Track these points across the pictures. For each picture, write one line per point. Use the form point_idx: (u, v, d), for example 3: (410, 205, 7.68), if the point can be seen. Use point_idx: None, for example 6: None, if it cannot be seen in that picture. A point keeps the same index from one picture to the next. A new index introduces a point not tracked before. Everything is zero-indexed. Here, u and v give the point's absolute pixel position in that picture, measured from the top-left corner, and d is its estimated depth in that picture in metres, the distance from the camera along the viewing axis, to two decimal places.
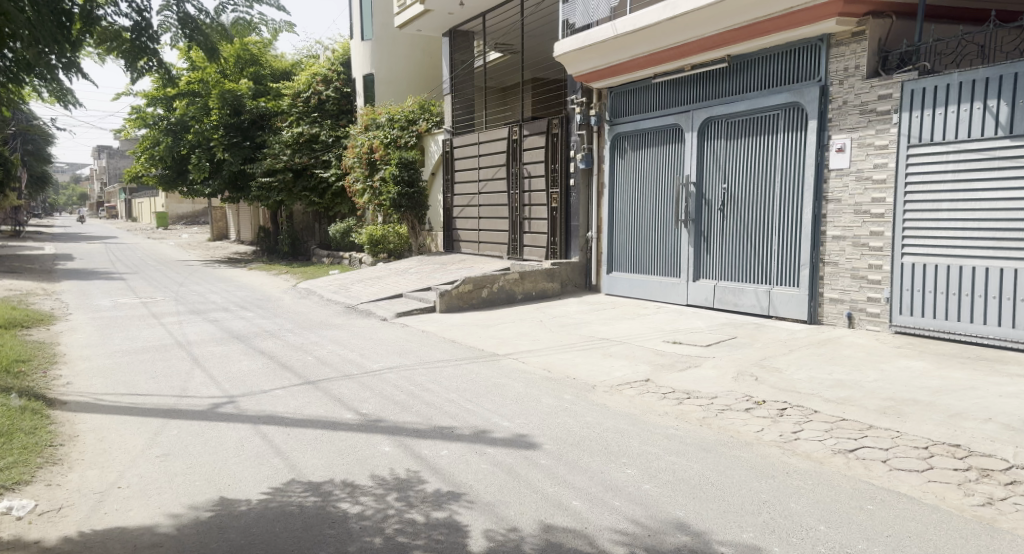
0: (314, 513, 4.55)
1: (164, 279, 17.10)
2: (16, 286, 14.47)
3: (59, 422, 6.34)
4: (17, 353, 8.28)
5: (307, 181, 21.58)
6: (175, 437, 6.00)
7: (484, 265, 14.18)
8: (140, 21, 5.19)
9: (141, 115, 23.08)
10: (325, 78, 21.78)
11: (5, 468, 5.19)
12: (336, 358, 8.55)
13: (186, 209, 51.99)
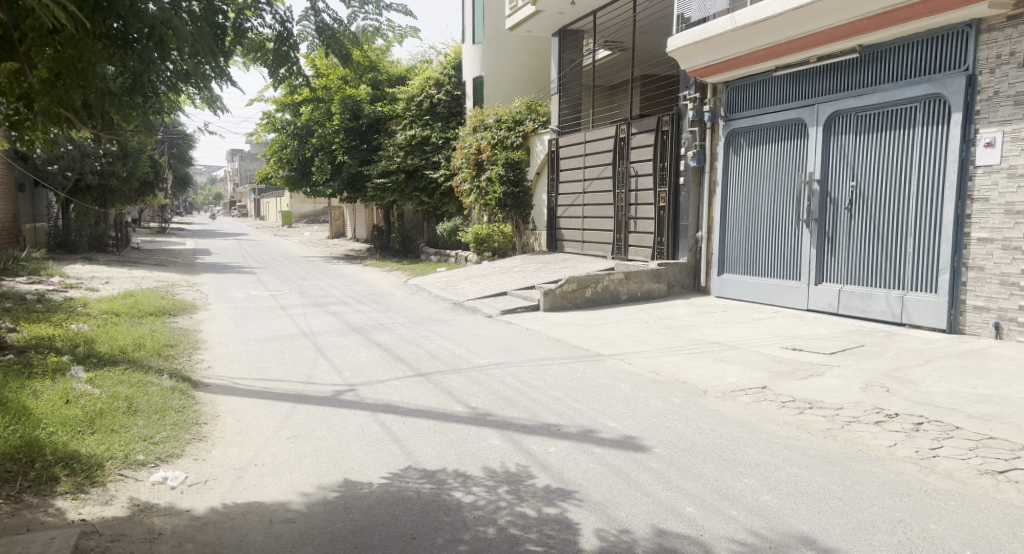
0: (431, 500, 4.78)
1: (289, 273, 18.09)
2: (164, 277, 15.71)
3: (203, 403, 6.89)
4: (167, 338, 9.05)
5: (419, 181, 22.28)
6: (303, 421, 6.42)
7: (589, 264, 14.23)
8: (283, 31, 5.64)
9: (271, 120, 24.49)
10: (438, 82, 22.31)
11: (158, 442, 5.70)
12: (446, 353, 8.86)
13: (308, 209, 54.51)
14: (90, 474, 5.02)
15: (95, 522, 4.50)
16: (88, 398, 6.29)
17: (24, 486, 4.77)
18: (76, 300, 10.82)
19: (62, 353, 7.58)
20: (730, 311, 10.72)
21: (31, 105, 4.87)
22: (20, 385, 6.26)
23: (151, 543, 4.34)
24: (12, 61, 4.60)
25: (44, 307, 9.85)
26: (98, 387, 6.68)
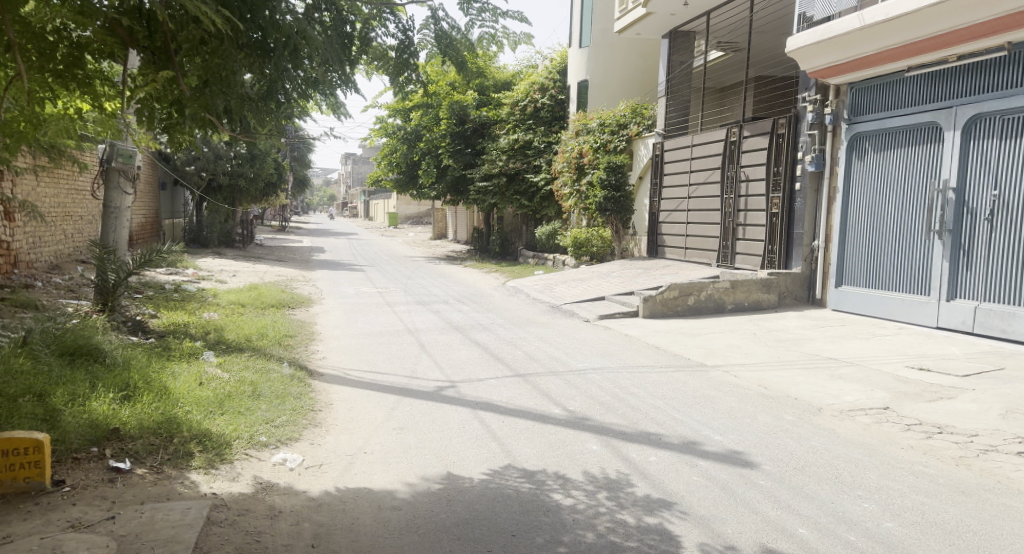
0: (529, 499, 4.90)
1: (395, 272, 18.68)
2: (283, 272, 16.61)
3: (318, 391, 7.28)
4: (286, 329, 9.61)
5: (519, 185, 22.58)
6: (407, 413, 6.70)
7: (692, 272, 14.04)
8: (405, 40, 5.90)
9: (383, 125, 25.32)
10: (542, 86, 22.53)
11: (279, 426, 6.09)
12: (543, 355, 8.99)
13: (413, 210, 55.88)
14: (220, 451, 5.36)
15: (224, 497, 4.78)
16: (219, 381, 6.76)
17: (164, 459, 5.10)
18: (207, 290, 11.60)
19: (195, 339, 8.20)
20: (847, 326, 10.36)
21: (182, 110, 5.25)
22: (161, 366, 6.83)
23: (272, 519, 4.60)
24: (167, 70, 4.95)
25: (179, 296, 10.61)
26: (227, 372, 7.19)
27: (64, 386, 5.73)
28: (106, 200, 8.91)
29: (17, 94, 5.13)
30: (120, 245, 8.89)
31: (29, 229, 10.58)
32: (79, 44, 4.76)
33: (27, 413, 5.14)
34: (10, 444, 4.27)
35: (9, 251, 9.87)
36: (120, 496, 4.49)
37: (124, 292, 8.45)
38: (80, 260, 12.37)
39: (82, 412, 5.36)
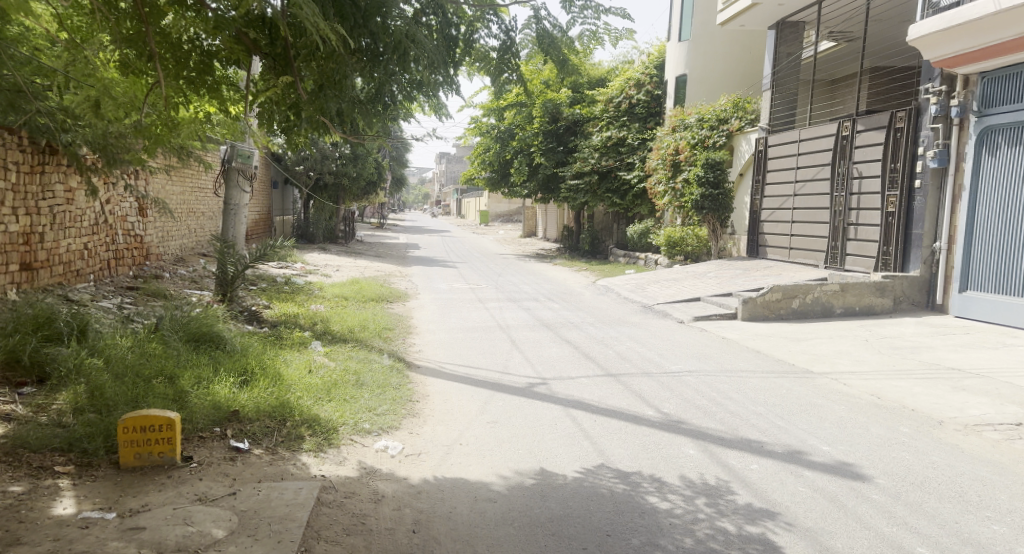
0: (625, 500, 4.91)
1: (487, 269, 18.97)
2: (380, 267, 17.16)
3: (415, 382, 7.53)
4: (385, 322, 9.96)
5: (612, 183, 22.50)
6: (500, 408, 6.83)
7: (794, 273, 13.68)
8: (507, 40, 6.05)
9: (477, 124, 25.65)
10: (638, 82, 22.23)
11: (380, 414, 6.33)
12: (635, 355, 8.97)
13: (503, 208, 56.36)
14: (328, 436, 5.64)
15: (331, 479, 4.99)
16: (326, 370, 7.12)
17: (279, 441, 5.42)
18: (313, 284, 12.13)
19: (304, 329, 8.63)
20: (971, 335, 9.87)
21: (299, 113, 5.54)
22: (274, 353, 7.24)
23: (375, 503, 4.74)
24: (287, 75, 5.23)
25: (289, 289, 11.15)
26: (333, 360, 7.58)
27: (190, 370, 6.17)
28: (227, 198, 9.48)
29: (155, 99, 5.54)
30: (239, 240, 9.46)
31: (158, 224, 11.34)
32: (207, 51, 5.11)
33: (159, 393, 5.56)
34: (146, 421, 4.63)
35: (141, 245, 10.62)
36: (240, 474, 4.79)
37: (241, 283, 9.00)
38: (201, 254, 13.18)
39: (206, 394, 5.76)
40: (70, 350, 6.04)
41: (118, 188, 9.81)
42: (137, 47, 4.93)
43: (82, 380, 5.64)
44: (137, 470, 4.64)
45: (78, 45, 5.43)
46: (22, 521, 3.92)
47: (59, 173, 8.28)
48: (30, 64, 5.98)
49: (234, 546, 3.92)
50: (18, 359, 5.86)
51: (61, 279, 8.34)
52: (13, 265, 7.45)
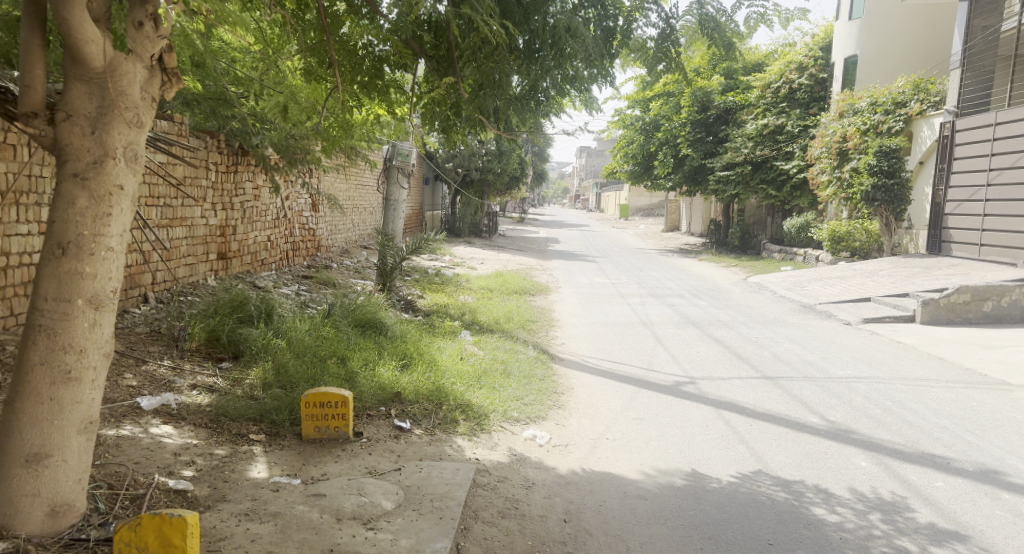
0: (787, 510, 4.67)
1: (631, 264, 18.88)
2: (523, 261, 17.49)
3: (560, 374, 7.66)
4: (529, 314, 10.16)
5: (766, 173, 21.70)
6: (647, 405, 6.73)
7: (986, 273, 12.68)
8: (666, 28, 5.82)
9: (622, 116, 25.53)
10: (800, 65, 21.18)
11: (528, 404, 6.48)
12: (795, 358, 8.62)
13: (644, 202, 55.62)
14: (480, 421, 5.85)
15: (485, 463, 5.18)
16: (476, 358, 7.44)
17: (436, 423, 5.73)
18: (462, 276, 12.58)
19: (454, 319, 9.02)
20: None
21: (458, 112, 5.77)
22: (429, 340, 7.63)
23: (527, 489, 4.85)
24: (450, 76, 5.48)
25: (440, 280, 11.64)
26: (482, 349, 7.90)
27: (358, 352, 6.71)
28: (388, 194, 10.10)
29: (333, 104, 6.11)
30: (398, 233, 10.05)
31: (328, 218, 12.14)
32: (377, 57, 5.51)
33: (333, 373, 6.10)
34: (323, 398, 5.10)
35: (314, 237, 11.45)
36: (403, 451, 5.12)
37: (398, 275, 9.54)
38: (364, 246, 13.99)
39: (372, 377, 6.20)
40: (259, 331, 6.71)
41: (295, 185, 10.62)
42: (320, 55, 5.48)
43: (269, 358, 6.27)
44: (316, 442, 5.13)
45: (273, 55, 6.04)
46: (225, 481, 4.41)
47: (250, 171, 9.14)
48: (230, 72, 6.84)
49: (402, 518, 4.18)
50: (218, 338, 6.58)
51: (250, 267, 9.30)
52: (211, 254, 8.35)
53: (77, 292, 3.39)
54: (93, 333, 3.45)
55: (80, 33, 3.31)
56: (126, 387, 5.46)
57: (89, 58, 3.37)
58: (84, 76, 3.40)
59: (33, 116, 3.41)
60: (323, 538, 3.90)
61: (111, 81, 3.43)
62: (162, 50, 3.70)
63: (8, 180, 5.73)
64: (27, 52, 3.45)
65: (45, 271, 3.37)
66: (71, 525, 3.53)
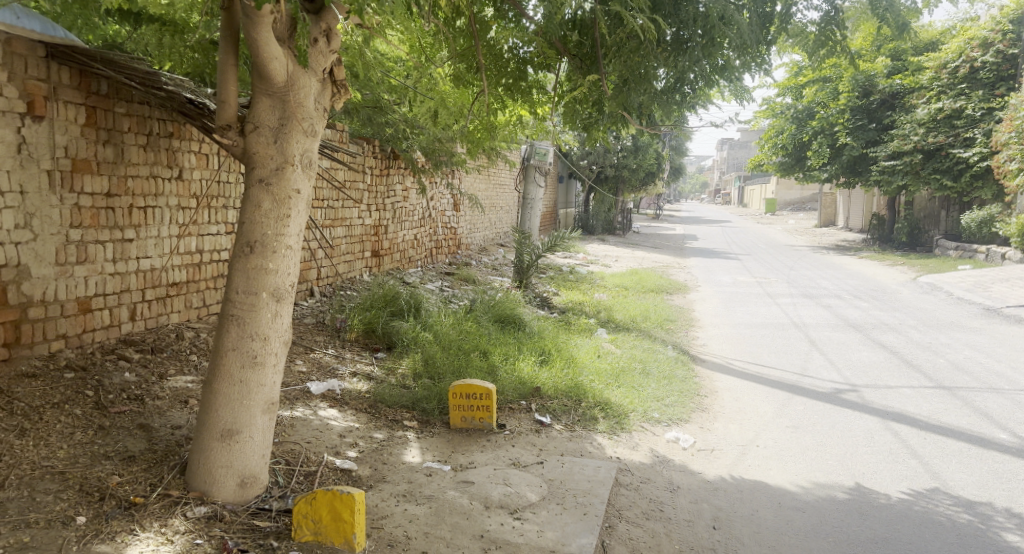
0: (972, 533, 4.35)
1: (780, 262, 18.17)
2: (661, 259, 17.24)
3: (702, 376, 7.46)
4: (668, 314, 9.99)
5: (941, 162, 19.33)
6: (801, 412, 6.42)
7: None
8: (830, 11, 5.44)
9: (770, 105, 24.46)
10: (985, 41, 18.22)
11: (670, 406, 6.35)
12: (976, 367, 7.93)
13: (794, 196, 52.94)
14: (619, 420, 5.85)
15: (626, 462, 5.17)
16: (613, 356, 7.44)
17: (576, 419, 5.80)
18: (597, 274, 12.64)
19: (590, 317, 9.09)
20: None
21: (601, 108, 5.71)
22: (567, 338, 7.74)
23: (671, 493, 4.82)
24: (593, 73, 5.48)
25: (574, 278, 11.78)
26: (620, 347, 7.90)
27: (499, 347, 6.95)
28: (525, 193, 10.33)
29: (478, 108, 6.45)
30: (535, 231, 10.24)
31: (468, 216, 12.53)
32: (522, 59, 5.69)
33: (477, 365, 6.36)
34: (470, 389, 5.39)
35: (455, 236, 11.89)
36: (545, 446, 5.25)
37: (534, 272, 9.73)
38: (500, 244, 14.33)
39: (512, 370, 6.42)
40: (409, 324, 7.13)
41: (438, 186, 11.05)
42: (468, 61, 5.74)
43: (418, 350, 6.68)
44: (464, 431, 5.41)
45: (424, 64, 6.64)
46: (384, 463, 4.77)
47: (400, 174, 9.73)
48: (386, 82, 7.34)
49: (546, 511, 4.33)
50: (374, 330, 7.09)
51: (399, 265, 9.86)
52: (366, 252, 8.98)
53: (262, 286, 3.83)
54: (275, 322, 3.89)
55: (266, 51, 3.66)
56: (297, 372, 6.00)
57: (273, 74, 3.74)
58: (269, 90, 3.79)
59: (227, 128, 3.83)
60: (473, 524, 4.11)
61: (290, 95, 3.81)
62: (333, 64, 4.07)
63: (203, 185, 6.38)
64: (224, 68, 3.87)
65: (236, 266, 3.83)
66: (257, 495, 4.00)
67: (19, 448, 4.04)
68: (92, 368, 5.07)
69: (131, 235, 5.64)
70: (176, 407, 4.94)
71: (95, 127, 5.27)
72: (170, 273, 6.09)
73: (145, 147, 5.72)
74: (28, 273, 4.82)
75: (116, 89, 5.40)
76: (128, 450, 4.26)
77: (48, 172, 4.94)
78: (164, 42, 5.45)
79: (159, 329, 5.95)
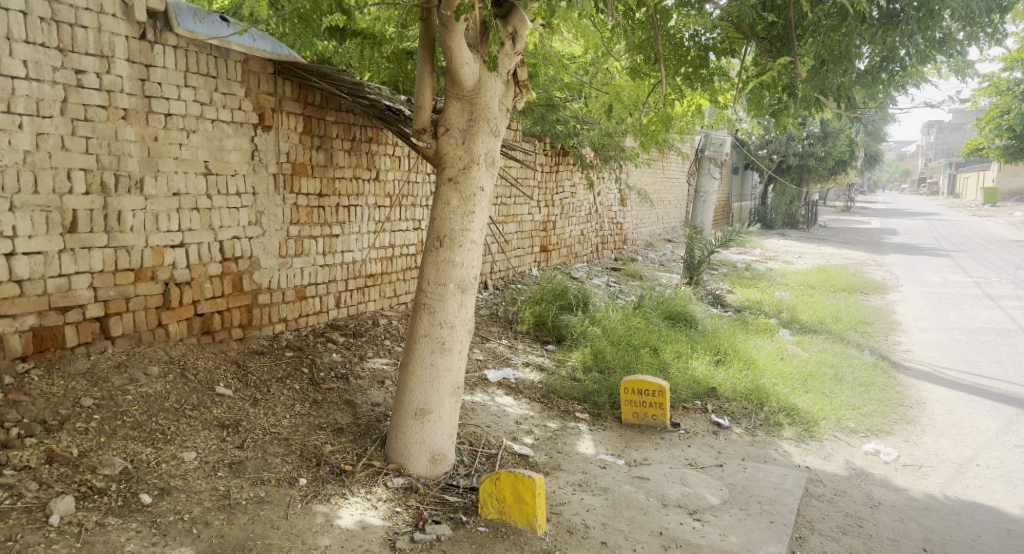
0: None
1: (997, 260, 16.26)
2: (852, 256, 16.10)
3: (907, 385, 6.75)
4: (866, 316, 9.22)
5: None
6: None
7: None
8: None
9: (993, 82, 20.69)
10: None
11: (868, 415, 5.86)
12: None
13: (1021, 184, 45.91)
14: (808, 428, 5.51)
15: (816, 472, 4.86)
16: (799, 359, 6.99)
17: (758, 423, 5.55)
18: (777, 272, 12.04)
19: (771, 317, 8.68)
20: None
21: (793, 93, 5.48)
22: (746, 338, 7.40)
23: (872, 509, 4.46)
24: (786, 56, 5.19)
25: (751, 275, 11.31)
26: (806, 350, 7.42)
27: (671, 345, 6.80)
28: (698, 185, 10.04)
29: (654, 99, 6.47)
30: (708, 226, 9.95)
31: (635, 211, 12.40)
32: (705, 45, 5.56)
33: (648, 362, 6.25)
34: (642, 385, 5.31)
35: (621, 231, 11.80)
36: (724, 449, 5.08)
37: (706, 268, 9.47)
38: (668, 239, 14.04)
39: (685, 369, 6.26)
40: (578, 318, 7.15)
41: (606, 181, 11.00)
42: (646, 52, 5.65)
43: (588, 344, 6.68)
44: (636, 427, 5.35)
45: (600, 59, 6.69)
46: (559, 452, 4.81)
47: (569, 170, 9.76)
48: (560, 79, 7.38)
49: (729, 515, 4.18)
50: (544, 323, 7.17)
51: (566, 260, 9.93)
52: (535, 247, 9.12)
53: (449, 277, 3.99)
54: (461, 312, 4.04)
55: (458, 58, 3.78)
56: (474, 360, 6.21)
57: (465, 79, 3.88)
58: (459, 94, 3.95)
59: (422, 132, 4.04)
60: (652, 521, 4.05)
61: (478, 97, 3.95)
62: (516, 65, 4.14)
63: (396, 185, 6.73)
64: (421, 78, 4.05)
65: (427, 260, 4.03)
66: (445, 472, 4.18)
67: (253, 415, 4.50)
68: (307, 348, 5.57)
69: (337, 230, 6.07)
70: (375, 386, 5.26)
71: (311, 135, 5.70)
72: (369, 264, 6.51)
73: (350, 151, 6.11)
74: (258, 263, 5.37)
75: (326, 99, 5.81)
76: (337, 422, 4.62)
77: (274, 176, 5.42)
78: (365, 55, 5.75)
79: (359, 315, 6.41)
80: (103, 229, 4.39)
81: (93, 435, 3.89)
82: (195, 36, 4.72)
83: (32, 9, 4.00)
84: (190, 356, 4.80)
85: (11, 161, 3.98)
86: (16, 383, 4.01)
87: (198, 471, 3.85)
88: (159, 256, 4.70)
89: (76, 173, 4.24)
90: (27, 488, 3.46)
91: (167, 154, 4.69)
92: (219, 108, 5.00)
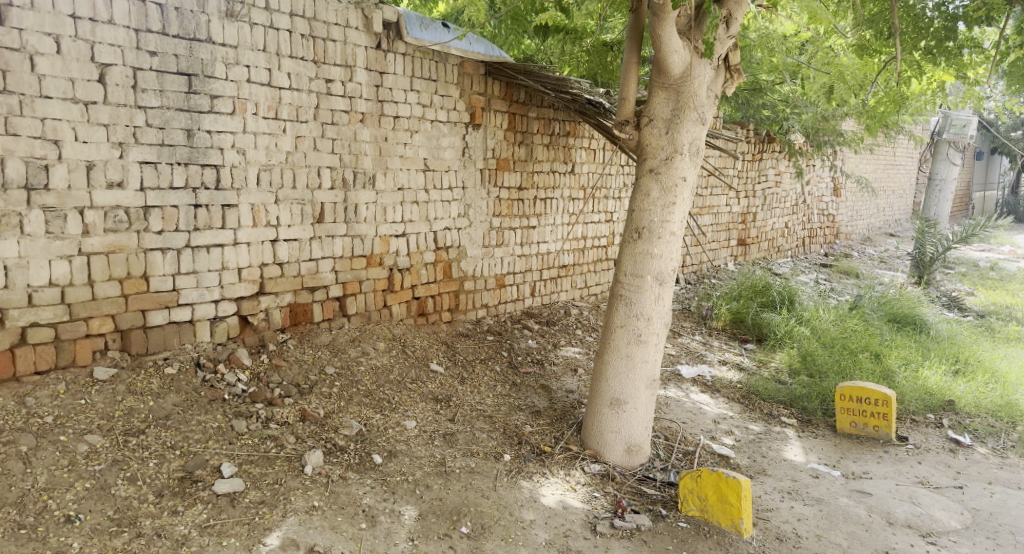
0: None
1: None
2: None
3: None
4: None
5: None
6: None
7: None
8: None
9: None
10: None
11: None
12: None
13: None
14: None
15: None
16: None
17: (1009, 444, 4.85)
18: None
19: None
20: None
21: None
22: (992, 346, 6.54)
23: None
24: None
25: (997, 276, 10.02)
26: None
27: (896, 350, 6.12)
28: (934, 170, 9.11)
29: (886, 76, 5.83)
30: (941, 218, 8.97)
31: (851, 201, 11.42)
32: (952, 14, 4.92)
33: (867, 368, 5.67)
34: (863, 392, 4.81)
35: (833, 224, 10.92)
36: (966, 470, 4.47)
37: (939, 267, 8.51)
38: (889, 233, 12.82)
39: (914, 377, 5.59)
40: (782, 317, 6.66)
41: (817, 169, 10.19)
42: (876, 26, 5.08)
43: (794, 345, 6.19)
44: (853, 438, 4.85)
45: (821, 39, 6.17)
46: (764, 456, 4.46)
47: (774, 157, 9.10)
48: (771, 61, 6.90)
49: (971, 543, 3.65)
50: (743, 320, 6.76)
51: (767, 254, 9.36)
52: (733, 241, 8.66)
53: (647, 269, 3.81)
54: (658, 304, 3.84)
55: (666, 46, 3.58)
56: (668, 354, 5.95)
57: (671, 66, 3.67)
58: (665, 83, 3.74)
59: (624, 124, 3.88)
60: (876, 539, 3.62)
61: (685, 84, 3.72)
62: (727, 49, 3.77)
63: (591, 178, 6.61)
64: (625, 70, 3.88)
65: (625, 252, 3.87)
66: (641, 464, 4.00)
67: (462, 392, 4.59)
68: (507, 333, 5.62)
69: (534, 222, 6.06)
70: (568, 374, 5.18)
71: (515, 131, 5.73)
72: (562, 256, 6.45)
73: (550, 145, 6.07)
74: (465, 252, 5.48)
75: (529, 96, 5.81)
76: (535, 405, 4.58)
77: (481, 170, 5.50)
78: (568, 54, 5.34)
79: (552, 305, 6.36)
80: (343, 221, 4.64)
81: (335, 399, 4.15)
82: (421, 43, 4.87)
83: (295, 27, 4.28)
84: (410, 335, 5.05)
85: (276, 160, 4.27)
86: (278, 350, 4.38)
87: (418, 438, 3.96)
88: (386, 244, 4.92)
89: (324, 171, 4.49)
90: (287, 440, 3.71)
91: (393, 152, 4.86)
92: (438, 108, 5.11)
